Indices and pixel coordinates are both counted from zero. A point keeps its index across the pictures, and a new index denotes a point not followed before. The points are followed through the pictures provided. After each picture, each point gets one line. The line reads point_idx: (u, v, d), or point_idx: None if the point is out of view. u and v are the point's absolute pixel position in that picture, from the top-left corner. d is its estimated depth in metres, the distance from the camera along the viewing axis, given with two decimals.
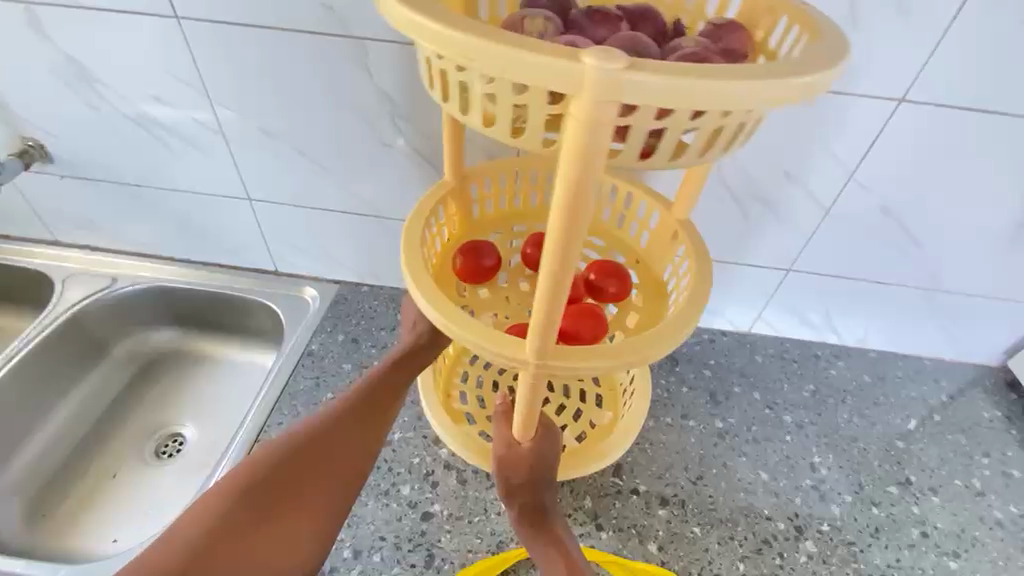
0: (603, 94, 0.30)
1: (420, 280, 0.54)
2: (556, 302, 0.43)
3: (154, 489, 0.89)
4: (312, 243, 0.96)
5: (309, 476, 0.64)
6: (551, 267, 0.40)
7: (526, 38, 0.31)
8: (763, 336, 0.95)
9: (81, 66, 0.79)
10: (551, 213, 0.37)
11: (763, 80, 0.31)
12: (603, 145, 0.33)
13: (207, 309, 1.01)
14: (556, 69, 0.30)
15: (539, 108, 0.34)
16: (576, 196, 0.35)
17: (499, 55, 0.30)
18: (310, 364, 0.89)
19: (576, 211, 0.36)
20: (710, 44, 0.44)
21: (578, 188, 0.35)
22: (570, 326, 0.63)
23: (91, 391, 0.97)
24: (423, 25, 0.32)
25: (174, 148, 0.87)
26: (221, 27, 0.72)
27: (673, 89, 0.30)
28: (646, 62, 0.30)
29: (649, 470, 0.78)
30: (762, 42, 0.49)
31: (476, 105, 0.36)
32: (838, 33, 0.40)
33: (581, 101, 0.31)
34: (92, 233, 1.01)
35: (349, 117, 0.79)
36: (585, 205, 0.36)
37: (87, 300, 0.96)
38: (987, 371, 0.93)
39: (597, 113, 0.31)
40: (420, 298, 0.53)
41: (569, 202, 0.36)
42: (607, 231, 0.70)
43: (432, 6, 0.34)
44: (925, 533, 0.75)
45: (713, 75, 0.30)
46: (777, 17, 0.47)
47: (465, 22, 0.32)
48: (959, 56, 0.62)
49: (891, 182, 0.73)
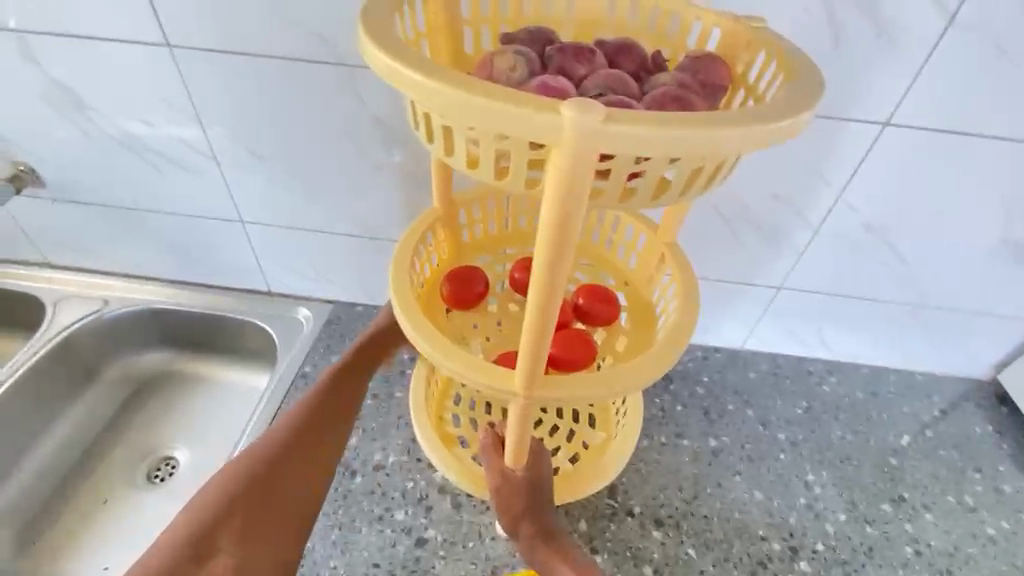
0: (583, 143, 0.31)
1: (409, 310, 0.54)
2: (542, 335, 0.43)
3: (145, 514, 0.89)
4: (305, 264, 0.96)
5: (263, 504, 0.67)
6: (537, 302, 0.41)
7: (507, 89, 0.32)
8: (755, 352, 0.95)
9: (73, 92, 0.79)
10: (536, 252, 0.38)
11: (737, 126, 0.32)
12: (584, 189, 0.34)
13: (201, 330, 1.01)
14: (535, 120, 0.31)
15: (520, 153, 0.35)
16: (560, 234, 0.36)
17: (481, 105, 0.32)
18: (303, 386, 0.89)
19: (559, 251, 0.37)
20: (689, 79, 0.44)
21: (562, 229, 0.36)
22: (561, 352, 0.63)
23: (82, 415, 0.97)
24: (408, 75, 0.33)
25: (166, 172, 0.87)
26: (213, 55, 0.73)
27: (649, 137, 0.31)
28: (624, 112, 0.32)
29: (644, 491, 0.78)
30: (742, 76, 0.50)
31: (461, 148, 0.37)
32: (815, 73, 0.41)
33: (561, 150, 0.32)
34: (84, 255, 1.01)
35: (342, 142, 0.79)
36: (569, 244, 0.37)
37: (78, 323, 0.96)
38: (978, 385, 0.94)
39: (577, 161, 0.32)
40: (408, 327, 0.53)
41: (552, 241, 0.37)
42: (596, 254, 0.70)
43: (417, 56, 0.35)
44: (919, 551, 0.75)
45: (688, 123, 0.32)
46: (755, 51, 0.48)
47: (448, 73, 0.33)
48: (942, 83, 0.63)
49: (879, 202, 0.74)
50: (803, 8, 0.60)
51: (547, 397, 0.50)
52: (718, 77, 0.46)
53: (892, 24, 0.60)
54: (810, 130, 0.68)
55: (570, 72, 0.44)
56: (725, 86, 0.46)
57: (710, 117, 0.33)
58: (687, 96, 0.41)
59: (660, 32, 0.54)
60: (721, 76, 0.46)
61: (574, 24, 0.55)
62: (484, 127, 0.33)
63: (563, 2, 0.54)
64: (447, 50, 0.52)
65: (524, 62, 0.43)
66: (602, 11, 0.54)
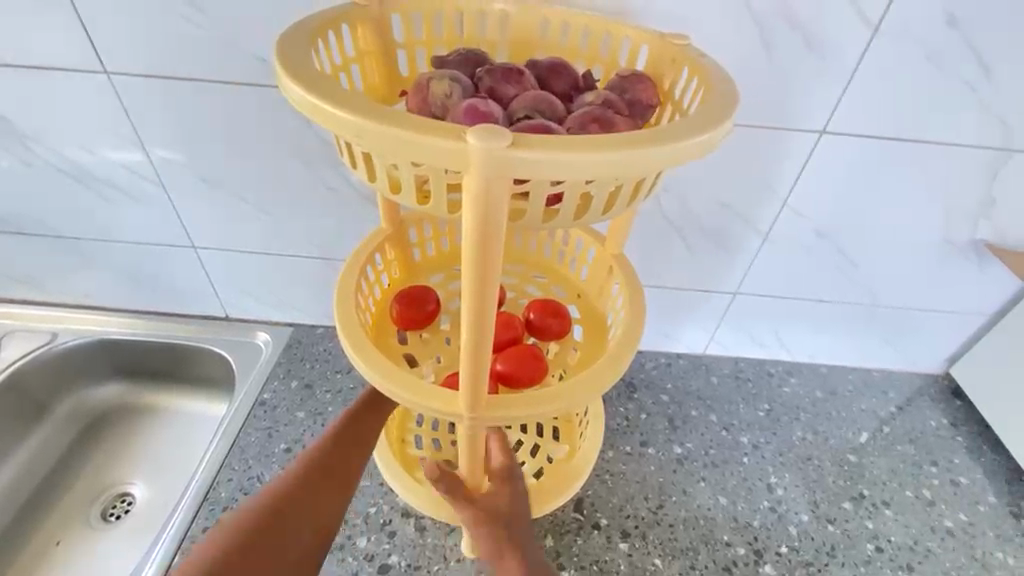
0: (490, 167, 0.32)
1: (351, 330, 0.54)
2: (479, 356, 0.44)
3: (100, 555, 0.85)
4: (262, 288, 0.95)
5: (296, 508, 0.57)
6: (469, 326, 0.41)
7: (419, 118, 0.33)
8: (717, 357, 0.96)
9: (7, 120, 0.77)
10: (463, 275, 0.39)
11: (647, 149, 0.33)
12: (501, 212, 0.35)
13: (158, 360, 0.98)
14: (442, 147, 0.32)
15: (438, 177, 0.36)
16: (481, 255, 0.37)
17: (397, 139, 0.32)
18: (262, 414, 0.86)
19: (485, 270, 0.38)
20: (617, 98, 0.45)
21: (484, 251, 0.36)
22: (513, 369, 0.62)
23: (31, 455, 0.92)
24: (319, 106, 0.34)
25: (112, 200, 0.85)
26: (151, 80, 0.72)
27: (555, 162, 0.32)
28: (530, 138, 0.32)
29: (610, 502, 0.78)
30: (669, 92, 0.51)
31: (380, 173, 0.38)
32: (733, 92, 0.42)
33: (471, 177, 0.33)
34: (30, 287, 0.98)
35: (292, 164, 0.79)
36: (493, 265, 0.38)
37: (25, 358, 0.92)
38: (933, 379, 0.97)
39: (487, 186, 0.33)
40: (353, 353, 0.53)
41: (476, 264, 0.37)
42: (551, 268, 0.71)
43: (329, 85, 0.36)
44: (880, 547, 0.77)
45: (598, 146, 0.32)
46: (679, 67, 0.49)
47: (368, 105, 0.34)
48: (872, 89, 0.65)
49: (820, 208, 0.76)
50: (736, 26, 0.62)
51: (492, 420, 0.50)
52: (644, 95, 0.47)
53: (821, 37, 0.62)
54: (754, 139, 0.70)
55: (501, 94, 0.45)
56: (652, 104, 0.47)
57: (621, 139, 0.33)
58: (609, 116, 0.41)
59: (593, 51, 0.55)
60: (647, 94, 0.47)
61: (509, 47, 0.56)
62: (397, 154, 0.33)
63: (496, 26, 0.55)
64: (381, 73, 0.54)
65: (454, 85, 0.43)
66: (537, 33, 0.55)
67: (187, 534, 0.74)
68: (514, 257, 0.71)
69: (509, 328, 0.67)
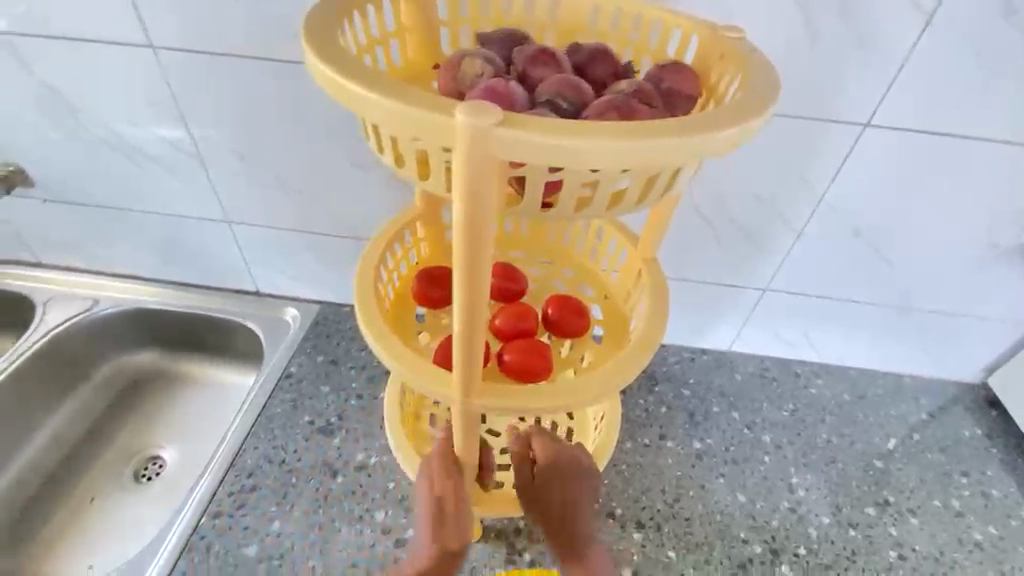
0: (476, 143, 0.33)
1: (365, 294, 0.57)
2: (472, 336, 0.46)
3: (131, 513, 0.89)
4: (291, 265, 0.97)
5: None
6: (460, 307, 0.43)
7: (422, 94, 0.35)
8: (742, 355, 0.95)
9: (58, 92, 0.80)
10: (453, 256, 0.40)
11: (636, 141, 0.34)
12: (489, 192, 0.36)
13: (191, 330, 1.01)
14: (436, 122, 0.35)
15: (437, 155, 0.38)
16: (471, 232, 0.38)
17: (404, 116, 0.35)
18: (288, 386, 0.88)
19: (476, 245, 0.39)
20: (652, 91, 0.44)
21: (474, 229, 0.38)
22: (520, 361, 0.62)
23: (72, 415, 0.97)
24: (330, 75, 0.37)
25: (153, 172, 0.88)
26: (194, 56, 0.73)
27: (539, 146, 0.33)
28: (519, 120, 0.34)
29: (625, 493, 0.78)
30: (714, 86, 0.49)
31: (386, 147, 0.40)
32: (773, 97, 0.40)
33: (458, 152, 0.34)
34: (74, 254, 1.02)
35: (325, 144, 0.80)
36: (484, 243, 0.39)
37: (68, 322, 0.96)
38: (968, 388, 0.93)
39: (474, 165, 0.35)
40: (361, 320, 0.56)
41: (466, 241, 0.39)
42: (581, 264, 0.72)
43: (345, 57, 0.38)
44: (902, 555, 0.75)
45: (585, 133, 0.34)
46: (726, 63, 0.48)
47: (382, 81, 0.36)
48: (920, 82, 0.63)
49: (859, 206, 0.74)
50: (780, 12, 0.60)
51: (483, 405, 0.52)
52: (681, 90, 0.46)
53: (870, 25, 0.60)
54: (795, 132, 0.68)
55: (529, 76, 0.45)
56: (689, 100, 0.47)
57: (613, 129, 0.34)
58: (630, 110, 0.41)
59: (643, 40, 0.54)
60: (684, 89, 0.46)
61: (558, 28, 0.55)
62: (397, 126, 0.36)
63: (546, 5, 0.54)
64: (420, 46, 0.54)
65: (490, 65, 0.44)
66: (588, 15, 0.54)
67: (213, 498, 0.77)
68: (548, 249, 0.73)
69: (523, 319, 0.66)
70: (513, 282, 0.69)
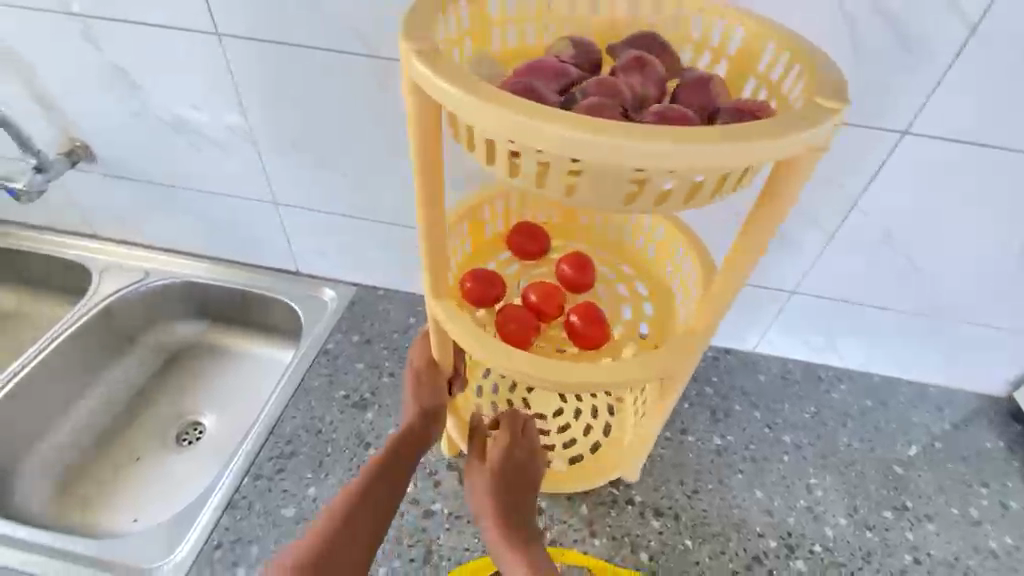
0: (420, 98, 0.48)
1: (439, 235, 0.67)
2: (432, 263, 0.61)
3: (172, 474, 0.94)
4: (330, 247, 1.01)
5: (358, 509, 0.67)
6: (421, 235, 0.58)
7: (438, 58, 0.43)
8: (765, 356, 0.96)
9: (125, 73, 0.85)
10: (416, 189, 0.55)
11: (648, 144, 0.39)
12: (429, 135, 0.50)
13: (234, 304, 1.06)
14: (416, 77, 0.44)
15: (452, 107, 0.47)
16: (424, 172, 0.53)
17: (461, 99, 0.41)
18: (325, 362, 0.93)
19: (428, 183, 0.54)
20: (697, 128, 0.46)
21: (425, 166, 0.52)
22: (512, 326, 0.67)
23: (121, 379, 1.03)
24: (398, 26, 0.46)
25: (207, 153, 0.92)
26: (255, 43, 0.78)
27: (496, 120, 0.40)
28: (531, 107, 0.40)
29: (646, 482, 0.80)
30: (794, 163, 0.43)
31: None
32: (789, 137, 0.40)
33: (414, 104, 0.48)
34: (127, 228, 1.08)
35: (372, 130, 0.83)
36: (431, 185, 0.54)
37: (121, 291, 1.02)
38: (993, 401, 0.93)
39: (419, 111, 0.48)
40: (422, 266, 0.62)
41: (422, 195, 0.55)
42: (661, 292, 0.72)
43: (422, 11, 0.48)
44: (917, 559, 0.76)
45: (582, 128, 0.39)
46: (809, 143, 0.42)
47: (451, 69, 0.43)
48: (962, 93, 0.64)
49: (894, 210, 0.75)
50: (823, 18, 0.62)
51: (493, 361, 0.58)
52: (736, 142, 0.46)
53: (915, 33, 0.61)
54: (832, 136, 0.69)
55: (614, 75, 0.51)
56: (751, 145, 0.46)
57: (640, 131, 0.39)
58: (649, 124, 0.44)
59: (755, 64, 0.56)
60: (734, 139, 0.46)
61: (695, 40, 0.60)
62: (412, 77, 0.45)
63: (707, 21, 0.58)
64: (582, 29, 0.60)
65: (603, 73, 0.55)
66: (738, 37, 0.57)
67: (254, 461, 0.81)
68: (639, 265, 0.75)
69: (549, 302, 0.70)
70: (583, 275, 0.72)
